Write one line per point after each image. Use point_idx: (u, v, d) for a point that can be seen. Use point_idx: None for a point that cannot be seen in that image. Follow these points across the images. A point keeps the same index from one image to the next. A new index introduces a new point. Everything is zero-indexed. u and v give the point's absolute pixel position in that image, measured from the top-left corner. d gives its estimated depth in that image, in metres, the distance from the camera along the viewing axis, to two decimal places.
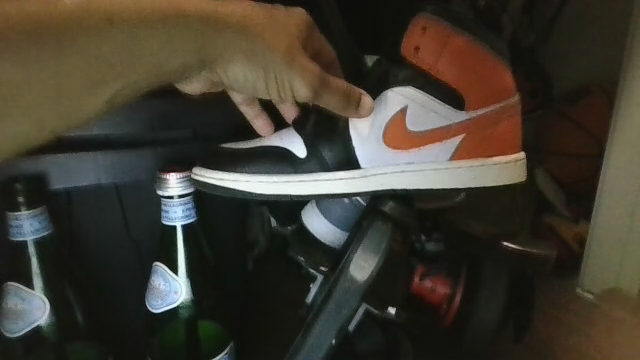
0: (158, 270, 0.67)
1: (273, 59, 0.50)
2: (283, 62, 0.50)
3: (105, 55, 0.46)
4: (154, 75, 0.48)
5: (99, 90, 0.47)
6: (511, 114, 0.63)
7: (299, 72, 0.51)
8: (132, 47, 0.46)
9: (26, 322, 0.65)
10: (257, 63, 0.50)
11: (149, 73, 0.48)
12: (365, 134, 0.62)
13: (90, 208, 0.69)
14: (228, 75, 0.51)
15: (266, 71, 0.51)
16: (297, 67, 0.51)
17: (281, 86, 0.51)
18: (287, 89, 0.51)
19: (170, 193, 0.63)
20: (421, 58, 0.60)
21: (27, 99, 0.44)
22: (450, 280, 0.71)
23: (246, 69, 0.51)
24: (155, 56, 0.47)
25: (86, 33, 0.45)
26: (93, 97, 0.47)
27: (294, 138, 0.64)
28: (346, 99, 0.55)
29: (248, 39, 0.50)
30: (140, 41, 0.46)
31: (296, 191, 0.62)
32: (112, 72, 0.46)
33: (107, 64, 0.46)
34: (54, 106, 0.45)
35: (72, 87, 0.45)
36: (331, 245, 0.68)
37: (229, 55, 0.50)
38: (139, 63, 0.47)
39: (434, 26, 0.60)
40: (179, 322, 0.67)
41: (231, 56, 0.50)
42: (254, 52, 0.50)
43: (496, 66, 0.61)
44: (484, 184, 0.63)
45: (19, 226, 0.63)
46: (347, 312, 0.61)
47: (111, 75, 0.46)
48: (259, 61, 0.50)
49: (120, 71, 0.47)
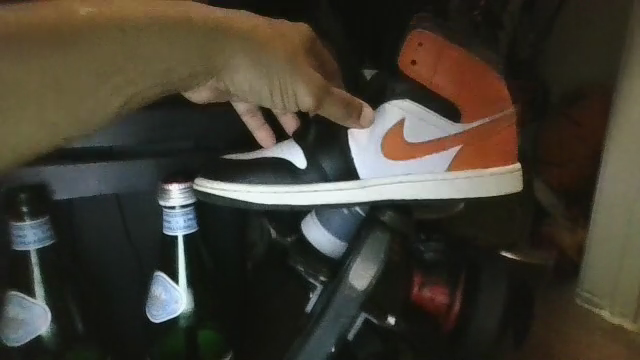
0: (158, 280, 0.68)
1: (277, 66, 0.51)
2: (287, 69, 0.52)
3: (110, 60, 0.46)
4: (162, 82, 0.49)
5: (107, 97, 0.47)
6: (508, 124, 0.64)
7: (302, 79, 0.52)
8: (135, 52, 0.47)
9: (27, 330, 0.65)
10: (261, 70, 0.51)
11: (156, 78, 0.49)
12: (364, 144, 0.63)
13: (89, 218, 0.71)
14: (233, 82, 0.52)
15: (270, 78, 0.52)
16: (301, 73, 0.52)
17: (285, 93, 0.52)
18: (291, 95, 0.52)
19: (171, 203, 0.64)
20: (419, 71, 0.61)
21: (36, 111, 0.44)
22: (449, 289, 0.72)
23: (250, 76, 0.52)
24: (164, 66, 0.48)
25: (94, 39, 0.45)
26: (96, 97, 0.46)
27: (294, 149, 0.64)
28: (348, 107, 0.56)
29: (250, 46, 0.51)
30: (144, 45, 0.47)
31: (296, 201, 0.63)
32: (119, 76, 0.47)
33: (114, 67, 0.46)
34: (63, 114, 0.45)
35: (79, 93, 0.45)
36: (331, 254, 0.69)
37: (233, 62, 0.51)
38: (145, 69, 0.48)
39: (430, 41, 0.61)
40: (179, 332, 0.68)
41: (234, 64, 0.51)
42: (258, 59, 0.51)
43: (491, 77, 0.62)
44: (481, 195, 0.64)
45: (22, 235, 0.63)
46: (346, 320, 0.62)
47: (118, 79, 0.47)
48: (263, 68, 0.51)
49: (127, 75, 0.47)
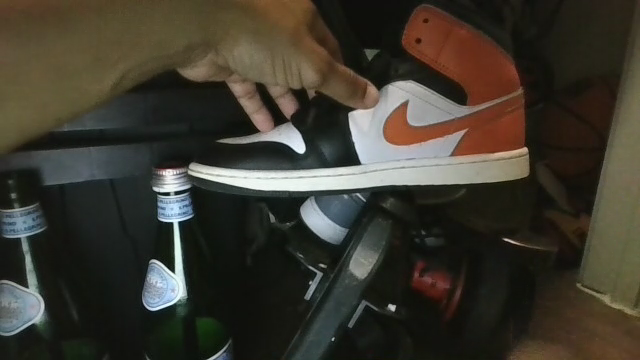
0: (154, 267, 0.66)
1: (281, 41, 0.49)
2: (290, 45, 0.50)
3: (103, 35, 0.44)
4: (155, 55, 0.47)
5: (101, 72, 0.45)
6: (515, 108, 0.62)
7: (306, 53, 0.50)
8: (136, 29, 0.45)
9: (20, 320, 0.64)
10: (266, 43, 0.49)
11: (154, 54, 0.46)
12: (365, 129, 0.61)
13: (83, 200, 0.69)
14: (233, 55, 0.50)
15: (273, 51, 0.50)
16: (305, 50, 0.50)
17: (288, 69, 0.51)
18: (295, 71, 0.51)
19: (166, 190, 0.62)
20: (423, 49, 0.59)
21: (32, 94, 0.43)
22: (451, 275, 0.67)
23: (253, 50, 0.50)
24: (158, 36, 0.46)
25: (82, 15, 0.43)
26: (95, 80, 0.45)
27: (293, 134, 0.62)
28: (352, 87, 0.55)
29: (254, 18, 0.49)
30: (137, 21, 0.45)
31: (295, 187, 0.61)
32: (113, 52, 0.44)
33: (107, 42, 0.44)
34: (57, 92, 0.44)
35: (71, 68, 0.43)
36: (331, 241, 0.68)
37: (234, 34, 0.49)
38: (140, 42, 0.45)
39: (436, 16, 0.58)
40: (176, 320, 0.67)
41: (236, 35, 0.49)
42: (261, 32, 0.49)
43: (499, 59, 0.60)
44: (485, 181, 0.62)
45: (12, 223, 0.61)
46: (347, 310, 0.60)
47: (113, 55, 0.45)
48: (265, 41, 0.49)
49: (123, 50, 0.45)
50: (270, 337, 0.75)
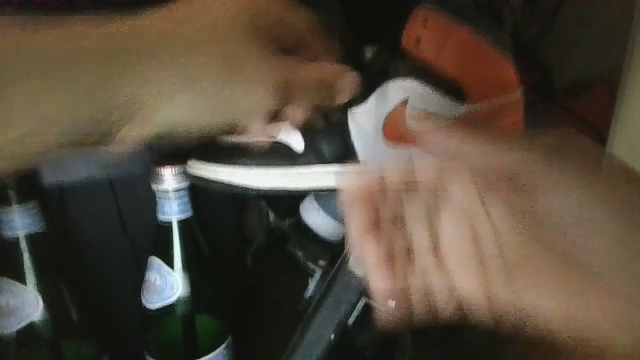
0: (153, 264, 0.68)
1: (224, 75, 0.47)
2: (230, 80, 0.47)
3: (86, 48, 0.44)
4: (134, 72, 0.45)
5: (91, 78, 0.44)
6: (515, 107, 0.61)
7: (251, 85, 0.48)
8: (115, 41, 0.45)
9: (17, 318, 0.63)
10: (206, 82, 0.46)
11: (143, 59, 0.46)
12: (364, 126, 0.63)
13: (82, 200, 0.71)
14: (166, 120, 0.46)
15: (215, 93, 0.46)
16: (247, 83, 0.48)
17: (237, 105, 0.49)
18: (243, 104, 0.49)
19: (164, 187, 0.63)
20: (422, 49, 0.62)
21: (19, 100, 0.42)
22: None
23: (188, 99, 0.46)
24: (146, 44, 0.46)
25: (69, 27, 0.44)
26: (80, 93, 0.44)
27: (291, 134, 0.60)
28: (321, 86, 0.54)
29: (173, 57, 0.46)
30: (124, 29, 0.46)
31: (294, 184, 0.64)
32: (100, 58, 0.44)
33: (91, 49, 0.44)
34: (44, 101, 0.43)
35: (60, 73, 0.43)
36: (331, 238, 0.67)
37: (163, 92, 0.45)
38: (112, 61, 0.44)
39: (434, 18, 0.61)
40: (175, 318, 0.68)
41: (160, 89, 0.45)
42: (194, 79, 0.46)
43: (494, 58, 0.61)
44: None
45: (11, 221, 0.62)
46: (348, 307, 0.58)
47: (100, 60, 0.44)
48: (199, 82, 0.46)
49: (107, 58, 0.44)
50: (270, 336, 0.71)
